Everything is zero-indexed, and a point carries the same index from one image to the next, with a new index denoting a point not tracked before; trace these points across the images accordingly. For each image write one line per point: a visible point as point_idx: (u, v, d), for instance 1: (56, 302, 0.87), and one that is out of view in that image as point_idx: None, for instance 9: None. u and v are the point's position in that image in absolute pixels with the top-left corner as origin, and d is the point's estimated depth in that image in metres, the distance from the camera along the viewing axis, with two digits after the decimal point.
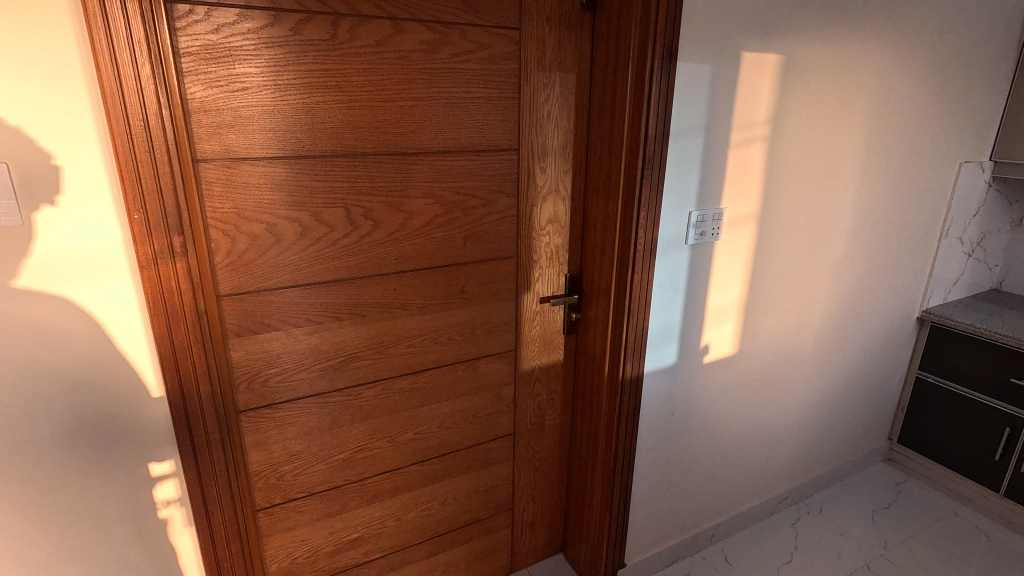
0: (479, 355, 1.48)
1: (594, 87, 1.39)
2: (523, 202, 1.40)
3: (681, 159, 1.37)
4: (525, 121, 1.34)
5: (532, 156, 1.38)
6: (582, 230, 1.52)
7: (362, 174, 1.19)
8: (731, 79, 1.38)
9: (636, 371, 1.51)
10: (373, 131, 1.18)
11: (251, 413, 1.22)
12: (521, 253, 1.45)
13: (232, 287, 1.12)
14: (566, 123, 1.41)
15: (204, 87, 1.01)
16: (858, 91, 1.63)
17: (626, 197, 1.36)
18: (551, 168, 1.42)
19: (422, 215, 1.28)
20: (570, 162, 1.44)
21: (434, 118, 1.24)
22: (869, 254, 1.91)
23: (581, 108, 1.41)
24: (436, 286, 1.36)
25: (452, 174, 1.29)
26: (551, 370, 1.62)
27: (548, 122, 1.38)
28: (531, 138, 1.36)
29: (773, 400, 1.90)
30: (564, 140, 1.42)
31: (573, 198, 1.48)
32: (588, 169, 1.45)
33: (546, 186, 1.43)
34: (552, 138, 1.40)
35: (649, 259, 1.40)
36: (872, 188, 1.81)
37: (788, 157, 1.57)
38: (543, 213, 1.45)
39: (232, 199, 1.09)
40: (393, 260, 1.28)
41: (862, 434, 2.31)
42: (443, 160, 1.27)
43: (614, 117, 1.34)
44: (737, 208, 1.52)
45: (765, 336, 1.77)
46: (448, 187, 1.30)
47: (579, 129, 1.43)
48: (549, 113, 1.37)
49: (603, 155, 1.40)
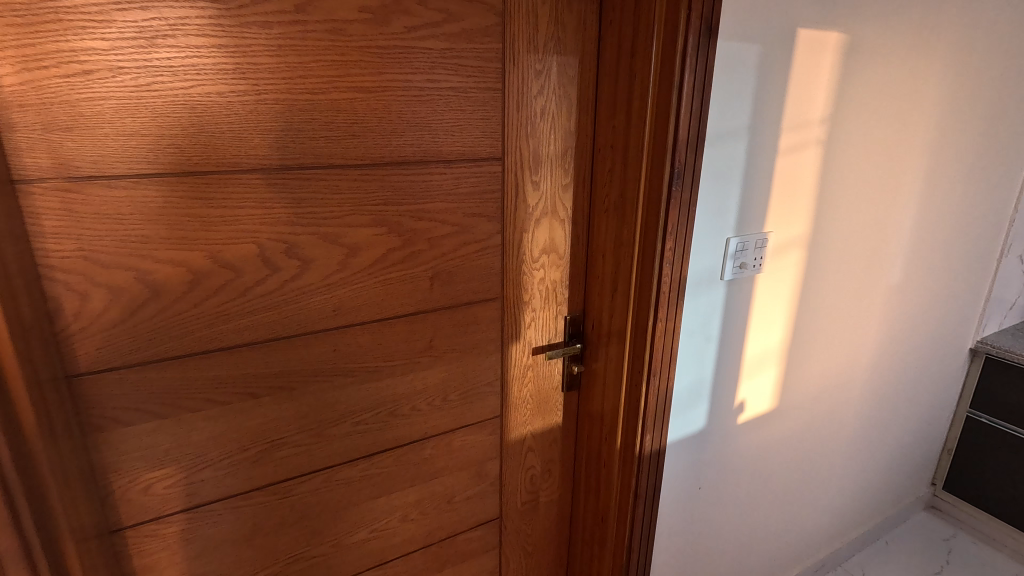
0: (454, 427, 1.13)
1: (603, 76, 1.05)
2: (509, 228, 1.07)
3: (718, 171, 1.04)
4: (511, 121, 1.00)
5: (521, 168, 1.04)
6: (587, 261, 1.18)
7: (281, 196, 0.84)
8: (784, 66, 1.04)
9: (658, 444, 1.17)
10: (296, 135, 0.83)
11: (128, 530, 0.88)
12: (507, 294, 1.11)
13: (88, 362, 0.78)
14: (566, 123, 1.07)
15: (20, 69, 0.67)
16: (926, 83, 1.30)
17: (647, 222, 1.02)
18: (546, 182, 1.08)
19: (370, 249, 0.94)
20: (572, 173, 1.11)
21: (385, 116, 0.89)
22: (925, 280, 1.59)
23: (586, 104, 1.07)
24: (394, 343, 1.01)
25: (412, 192, 0.95)
26: (548, 436, 1.28)
27: (541, 122, 1.04)
28: (519, 143, 1.02)
29: (813, 458, 1.58)
30: (563, 146, 1.08)
31: (575, 220, 1.14)
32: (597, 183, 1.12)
33: (540, 205, 1.09)
34: (547, 144, 1.06)
35: (676, 302, 1.06)
36: (935, 201, 1.49)
37: (844, 166, 1.24)
38: (537, 240, 1.11)
39: (78, 238, 0.74)
40: (331, 311, 0.93)
41: (904, 483, 1.99)
42: (397, 174, 0.92)
43: (631, 117, 1.00)
44: (784, 232, 1.19)
45: (809, 384, 1.44)
46: (406, 211, 0.95)
47: (583, 131, 1.09)
48: (544, 110, 1.03)
49: (615, 165, 1.06)
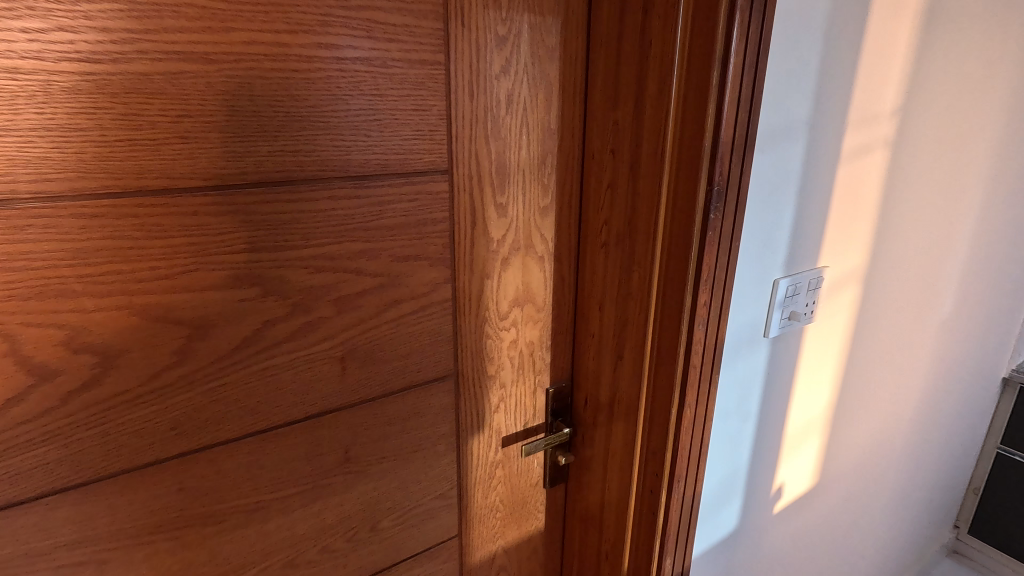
0: (390, 564, 0.78)
1: (598, 48, 0.71)
2: (463, 275, 0.72)
3: (768, 188, 0.71)
4: (461, 114, 0.65)
5: (478, 185, 0.69)
6: (577, 313, 0.84)
7: (50, 248, 0.47)
8: (855, 34, 0.73)
9: (680, 567, 0.84)
10: (70, 138, 0.46)
11: None
12: (464, 369, 0.76)
13: None
14: (545, 118, 0.72)
15: None
16: (1003, 65, 1.01)
17: (670, 264, 0.68)
18: (517, 205, 0.73)
19: (232, 326, 0.57)
20: (554, 191, 0.76)
21: (243, 105, 0.52)
22: (976, 309, 1.31)
23: (572, 90, 0.73)
24: (287, 461, 0.65)
25: (302, 231, 0.58)
26: (526, 549, 0.93)
27: (507, 117, 0.69)
28: (474, 148, 0.67)
29: (849, 532, 1.28)
30: (541, 151, 0.73)
31: (559, 257, 0.80)
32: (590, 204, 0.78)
33: (509, 238, 0.74)
34: (518, 148, 0.71)
35: (710, 377, 0.73)
36: (995, 214, 1.20)
37: (910, 174, 0.93)
38: (505, 290, 0.76)
39: None
40: (168, 431, 0.56)
41: (931, 534, 1.73)
42: (274, 202, 0.56)
43: (644, 108, 0.67)
44: (840, 266, 0.88)
45: (852, 449, 1.14)
46: (292, 261, 0.58)
47: (569, 129, 0.75)
48: (510, 98, 0.69)
49: (618, 180, 0.72)
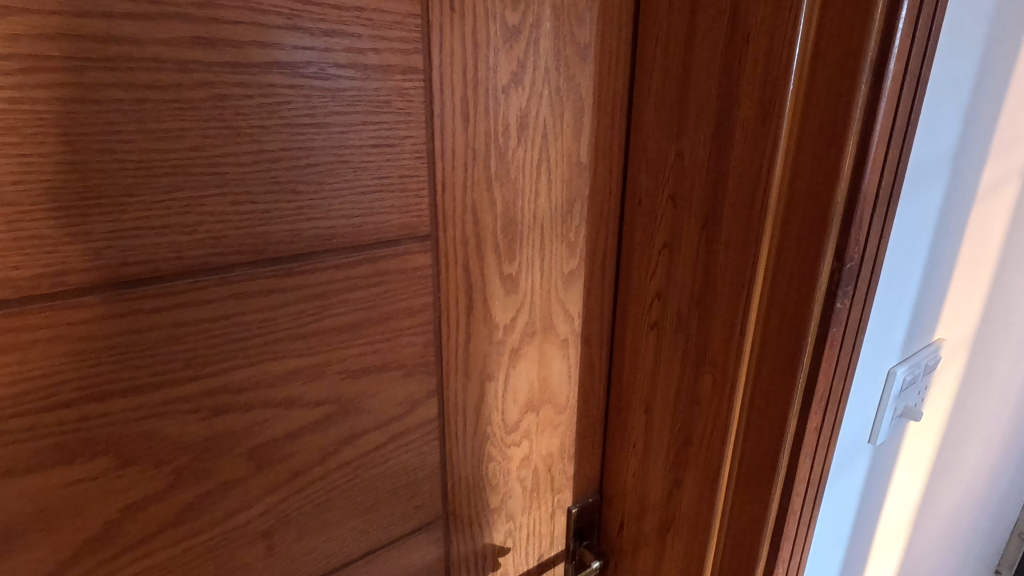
0: None
1: (653, 48, 0.48)
2: (454, 382, 0.49)
3: (897, 252, 0.49)
4: (449, 150, 0.42)
5: (476, 253, 0.46)
6: (611, 410, 0.61)
7: None
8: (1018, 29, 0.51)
9: None
10: None
11: None
12: (459, 508, 0.53)
13: None
14: (575, 150, 0.49)
15: None
16: None
17: (763, 370, 0.46)
18: (533, 276, 0.51)
19: (59, 526, 0.33)
20: (585, 251, 0.53)
21: (54, 149, 0.29)
22: None
23: (612, 109, 0.50)
24: None
25: (185, 355, 0.35)
26: None
27: (520, 151, 0.46)
28: (470, 199, 0.45)
29: None
30: (569, 196, 0.50)
31: (589, 338, 0.57)
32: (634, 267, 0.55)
33: (521, 322, 0.51)
34: (535, 196, 0.48)
35: (811, 521, 0.51)
36: None
37: None
38: (516, 392, 0.53)
39: None
40: None
41: None
42: (130, 313, 0.32)
43: (731, 137, 0.44)
44: (954, 337, 0.66)
45: (933, 540, 0.93)
46: (170, 405, 0.35)
47: (608, 164, 0.52)
48: (524, 123, 0.46)
49: (681, 241, 0.49)
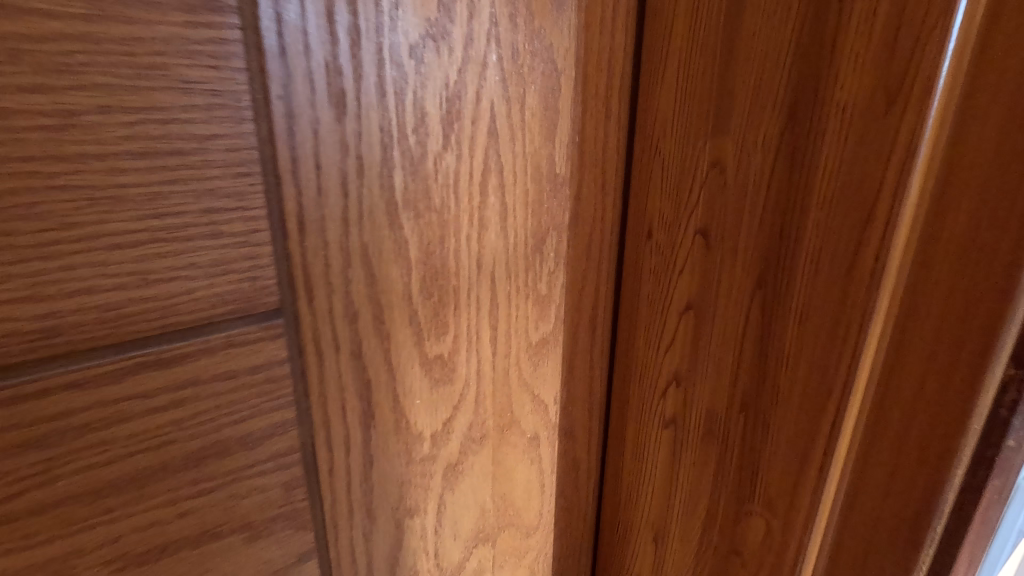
0: None
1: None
2: (344, 534, 0.30)
3: None
4: (313, 158, 0.24)
5: (373, 330, 0.27)
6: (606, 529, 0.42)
7: None
8: None
9: None
10: None
11: None
12: None
13: None
14: (547, 155, 0.31)
15: None
16: None
17: (858, 528, 0.28)
18: (478, 353, 0.32)
19: None
20: (567, 310, 0.34)
21: None
22: None
23: (602, 89, 0.31)
24: None
25: None
26: None
27: (451, 158, 0.27)
28: (359, 242, 0.26)
29: None
30: (540, 228, 0.31)
31: (573, 433, 0.38)
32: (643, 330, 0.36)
33: (462, 425, 0.32)
34: (481, 231, 0.29)
35: None
36: None
37: None
38: (457, 526, 0.34)
39: None
40: None
41: None
42: None
43: (811, 142, 0.26)
44: None
45: None
46: None
47: (602, 177, 0.33)
48: (458, 110, 0.27)
49: (715, 303, 0.31)
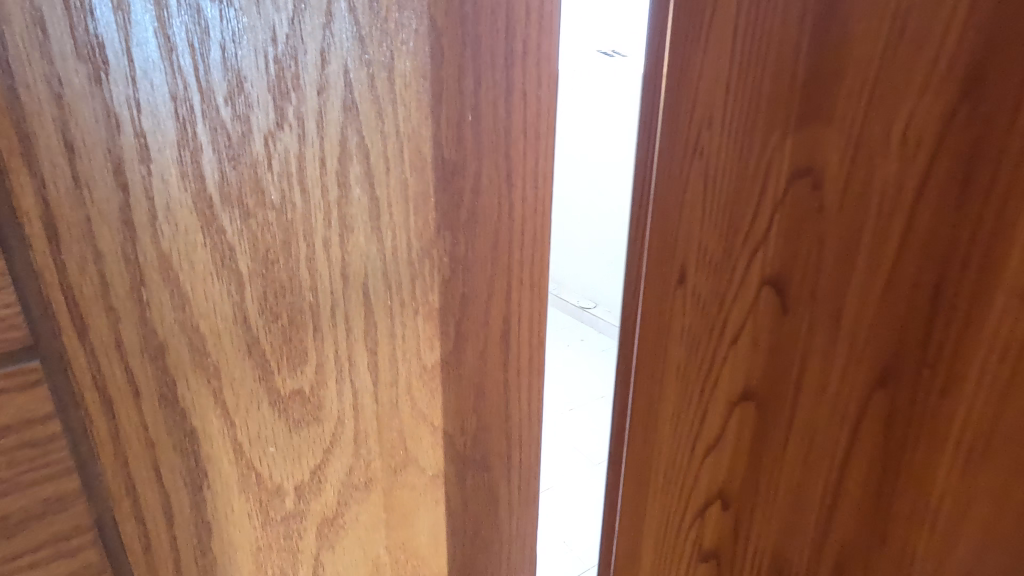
0: None
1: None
2: (167, 548, 0.25)
3: None
4: (94, 138, 0.20)
5: (191, 326, 0.24)
6: (524, 512, 0.41)
7: None
8: None
9: None
10: None
11: None
12: None
13: None
14: (432, 140, 0.29)
15: None
16: None
17: None
18: (336, 339, 0.28)
19: None
20: (456, 306, 0.32)
21: None
22: None
23: (459, 42, 0.28)
24: None
25: None
26: None
27: (290, 137, 0.24)
28: (172, 232, 0.22)
29: None
30: (422, 215, 0.29)
31: (463, 438, 0.36)
32: (692, 369, 0.29)
33: (333, 431, 0.29)
34: (348, 223, 0.27)
35: None
36: None
37: None
38: (333, 538, 0.31)
39: None
40: None
41: None
42: None
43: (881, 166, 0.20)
44: None
45: None
46: None
47: (507, 162, 0.32)
48: (297, 78, 0.24)
49: (756, 363, 0.26)
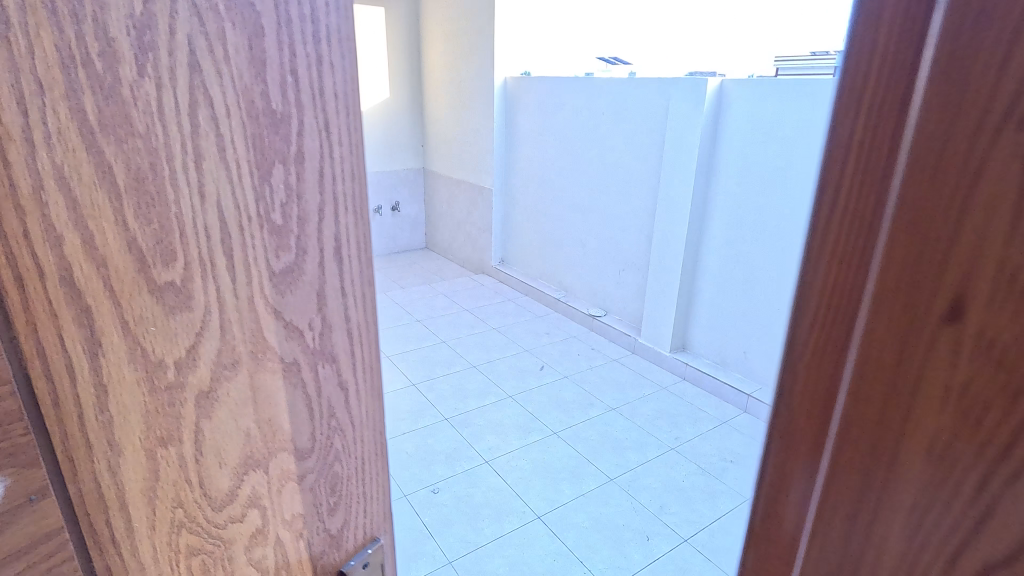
0: None
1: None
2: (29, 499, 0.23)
3: None
4: None
5: (81, 215, 0.22)
6: (374, 403, 0.37)
7: None
8: None
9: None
10: None
11: None
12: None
13: None
14: (268, 85, 0.26)
15: None
16: None
17: None
18: (203, 274, 0.26)
19: None
20: (299, 231, 0.29)
21: None
22: None
23: None
24: None
25: None
26: None
27: (140, 79, 0.22)
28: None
29: None
30: (247, 146, 0.26)
31: (312, 332, 0.32)
32: (886, 402, 0.24)
33: (204, 315, 0.26)
34: (201, 151, 0.25)
35: None
36: None
37: None
38: (211, 413, 0.28)
39: None
40: None
41: None
42: None
43: None
44: None
45: None
46: None
47: (321, 117, 0.29)
48: (146, 2, 0.22)
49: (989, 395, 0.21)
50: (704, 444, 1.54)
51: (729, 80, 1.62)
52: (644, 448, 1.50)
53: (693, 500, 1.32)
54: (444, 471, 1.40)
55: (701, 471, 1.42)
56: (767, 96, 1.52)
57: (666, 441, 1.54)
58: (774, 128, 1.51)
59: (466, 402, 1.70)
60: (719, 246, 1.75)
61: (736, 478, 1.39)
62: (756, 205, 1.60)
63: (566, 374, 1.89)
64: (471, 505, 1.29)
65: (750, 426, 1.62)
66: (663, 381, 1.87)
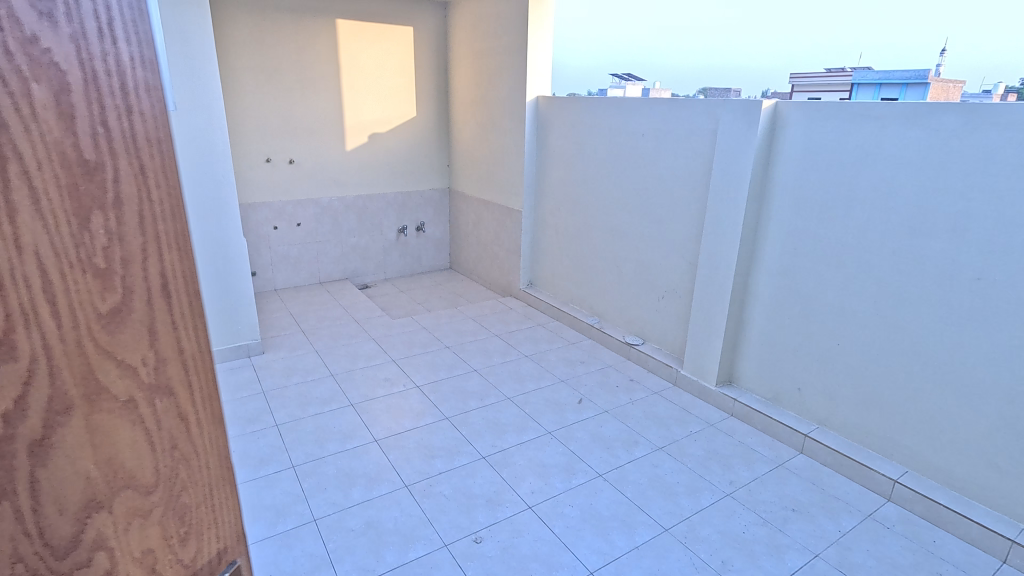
0: None
1: None
2: None
3: None
4: None
5: None
6: (218, 430, 0.35)
7: None
8: None
9: None
10: None
11: None
12: None
13: None
14: (73, 137, 0.26)
15: None
16: None
17: None
18: (17, 325, 0.25)
19: None
20: (120, 267, 0.28)
21: None
22: None
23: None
24: None
25: None
26: None
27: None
28: None
29: None
30: (63, 196, 0.26)
31: (147, 366, 0.31)
32: None
33: (28, 360, 0.26)
34: (6, 201, 0.24)
35: None
36: None
37: None
38: (46, 459, 0.28)
39: None
40: None
41: None
42: None
43: None
44: None
45: None
46: None
47: (137, 161, 0.28)
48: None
49: None
50: (762, 489, 1.46)
51: (786, 100, 1.57)
52: (699, 494, 1.44)
53: (757, 556, 1.25)
54: (486, 517, 1.34)
55: (763, 522, 1.35)
56: (827, 119, 1.47)
57: (720, 485, 1.47)
58: (836, 150, 1.47)
59: (503, 439, 1.65)
60: (771, 275, 1.69)
61: (800, 531, 1.32)
62: (819, 236, 1.54)
63: (605, 409, 1.83)
64: (518, 557, 1.22)
65: (809, 470, 1.54)
66: (710, 417, 1.80)
